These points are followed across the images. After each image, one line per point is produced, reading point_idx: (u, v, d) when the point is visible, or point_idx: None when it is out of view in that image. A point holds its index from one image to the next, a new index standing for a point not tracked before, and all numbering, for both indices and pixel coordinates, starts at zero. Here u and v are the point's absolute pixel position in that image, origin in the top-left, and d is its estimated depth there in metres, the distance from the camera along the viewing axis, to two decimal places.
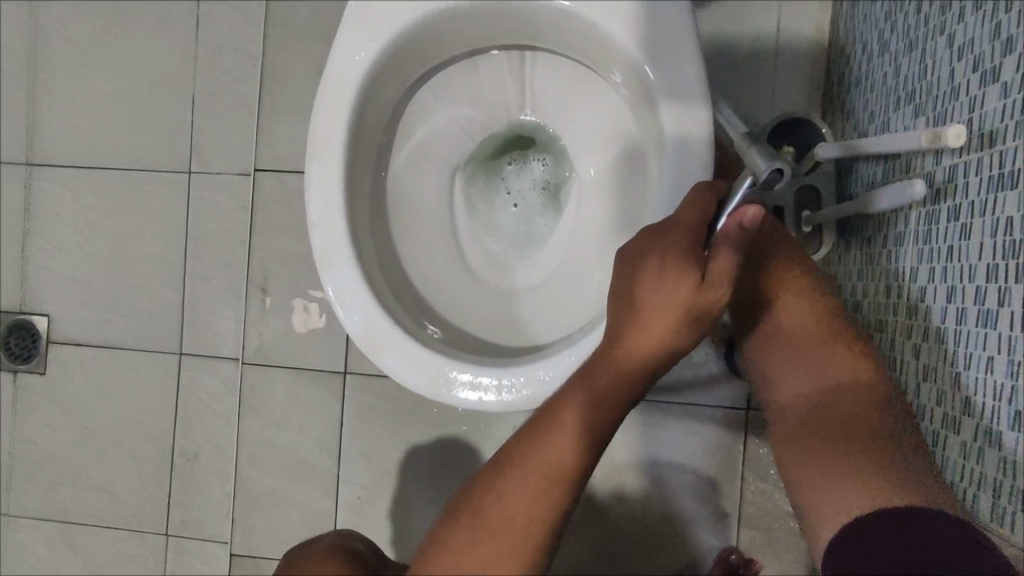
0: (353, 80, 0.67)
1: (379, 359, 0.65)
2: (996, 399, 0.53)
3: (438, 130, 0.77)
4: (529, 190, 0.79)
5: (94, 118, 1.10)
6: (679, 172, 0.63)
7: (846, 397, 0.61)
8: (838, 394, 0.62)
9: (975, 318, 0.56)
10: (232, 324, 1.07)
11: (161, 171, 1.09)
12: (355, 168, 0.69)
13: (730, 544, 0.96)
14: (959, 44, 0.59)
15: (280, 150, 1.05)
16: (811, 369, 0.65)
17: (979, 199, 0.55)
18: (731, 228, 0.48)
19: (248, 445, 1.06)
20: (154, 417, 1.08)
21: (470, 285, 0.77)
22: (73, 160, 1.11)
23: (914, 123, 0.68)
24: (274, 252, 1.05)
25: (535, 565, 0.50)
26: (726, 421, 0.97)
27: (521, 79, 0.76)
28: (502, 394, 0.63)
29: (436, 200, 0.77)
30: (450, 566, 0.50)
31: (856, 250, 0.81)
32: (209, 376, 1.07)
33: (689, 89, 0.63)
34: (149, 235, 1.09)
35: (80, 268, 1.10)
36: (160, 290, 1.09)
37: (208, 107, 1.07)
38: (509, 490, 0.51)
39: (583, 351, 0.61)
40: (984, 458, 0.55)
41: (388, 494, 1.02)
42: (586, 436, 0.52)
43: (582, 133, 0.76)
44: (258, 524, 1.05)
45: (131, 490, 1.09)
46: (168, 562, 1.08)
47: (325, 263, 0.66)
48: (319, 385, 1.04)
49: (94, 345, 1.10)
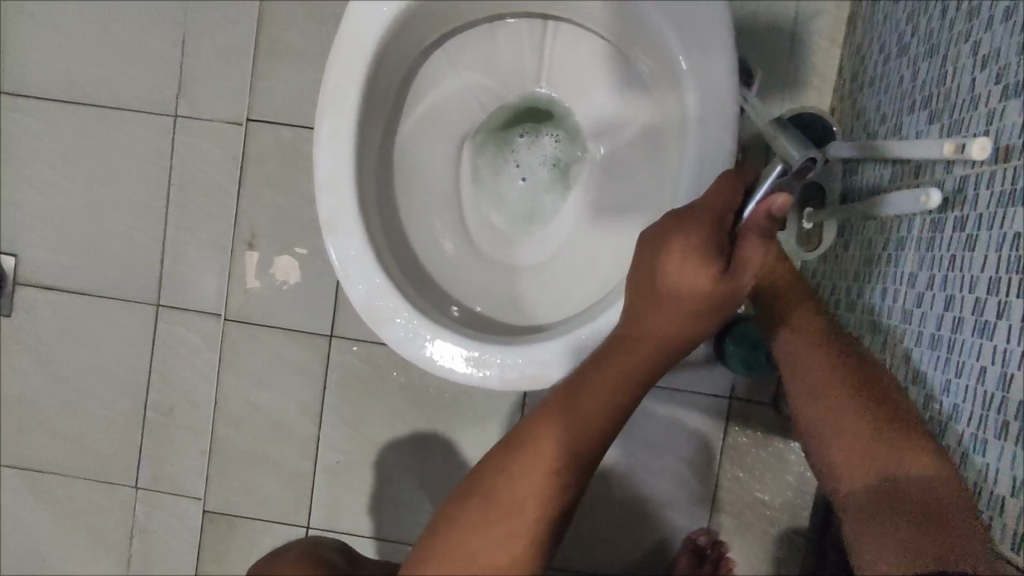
0: (370, 36, 0.63)
1: (379, 329, 0.64)
2: (985, 408, 0.54)
3: (452, 96, 0.74)
4: (539, 165, 0.77)
5: (72, 48, 1.03)
6: (704, 156, 0.62)
7: (893, 450, 0.55)
8: (886, 455, 0.55)
9: (970, 328, 0.57)
10: (214, 279, 1.03)
11: (145, 111, 1.03)
12: (365, 130, 0.66)
13: (702, 525, 0.99)
14: (982, 55, 0.59)
15: (274, 100, 1.01)
16: (845, 415, 0.57)
17: (987, 212, 0.55)
18: (759, 218, 0.47)
19: (225, 402, 1.04)
20: (128, 369, 1.05)
21: (472, 258, 0.75)
22: (49, 91, 1.04)
23: (927, 130, 0.69)
24: (263, 206, 1.01)
25: (546, 539, 0.53)
26: (709, 407, 0.99)
27: (541, 49, 0.74)
28: (506, 371, 0.62)
29: (443, 168, 0.75)
30: (463, 544, 0.52)
31: (855, 251, 0.82)
32: (188, 331, 1.04)
33: (719, 77, 0.61)
34: (129, 177, 1.04)
35: (55, 208, 1.05)
36: (139, 239, 1.04)
37: (200, 48, 1.01)
38: (522, 472, 0.53)
39: (592, 335, 0.61)
40: (965, 464, 0.56)
41: (368, 460, 1.02)
42: (597, 421, 0.53)
43: (596, 110, 0.74)
44: (232, 483, 1.04)
45: (101, 441, 1.06)
46: (136, 514, 1.06)
47: (331, 228, 0.64)
48: (303, 346, 1.02)
49: (65, 289, 1.05)
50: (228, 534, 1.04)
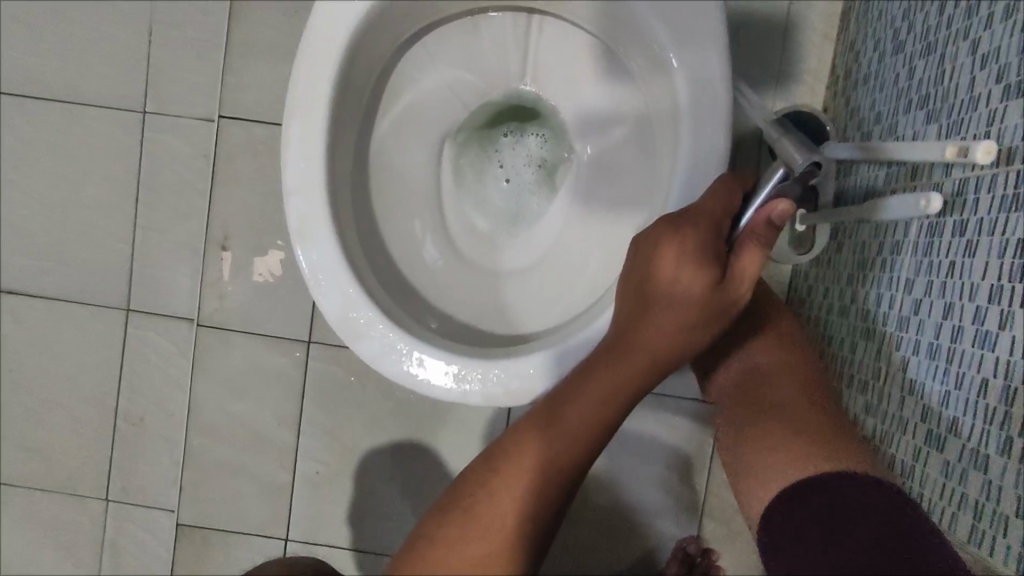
0: (344, 29, 0.59)
1: (354, 342, 0.60)
2: (987, 422, 0.52)
3: (431, 94, 0.71)
4: (524, 167, 0.74)
5: (33, 40, 0.98)
6: (696, 158, 0.59)
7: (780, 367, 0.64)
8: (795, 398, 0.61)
9: (971, 337, 0.55)
10: (187, 283, 0.99)
11: (111, 107, 0.98)
12: (339, 130, 0.63)
13: (691, 533, 0.97)
14: (982, 52, 0.57)
15: (248, 96, 0.96)
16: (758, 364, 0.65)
17: (989, 217, 0.53)
18: (758, 224, 0.47)
19: (199, 410, 0.99)
20: (95, 376, 1.00)
21: (453, 264, 0.72)
22: (8, 84, 0.98)
23: (924, 129, 0.66)
24: (238, 207, 0.97)
25: (525, 560, 0.49)
26: (698, 414, 0.96)
27: (526, 45, 0.71)
28: (489, 386, 0.59)
29: (423, 169, 0.72)
30: (439, 562, 0.49)
31: (848, 254, 0.79)
32: (159, 337, 1.00)
33: (711, 75, 0.58)
34: (94, 177, 0.99)
35: (16, 208, 1.00)
36: (106, 240, 0.99)
37: (169, 41, 0.97)
38: (500, 489, 0.50)
39: (579, 348, 0.58)
40: (966, 479, 0.54)
41: (348, 470, 0.99)
42: (584, 434, 0.50)
43: (584, 109, 0.71)
44: (207, 495, 1.00)
45: (67, 452, 1.01)
46: (107, 528, 1.02)
47: (301, 236, 0.60)
48: (280, 352, 0.98)
49: (28, 294, 1.00)
50: (203, 548, 1.01)
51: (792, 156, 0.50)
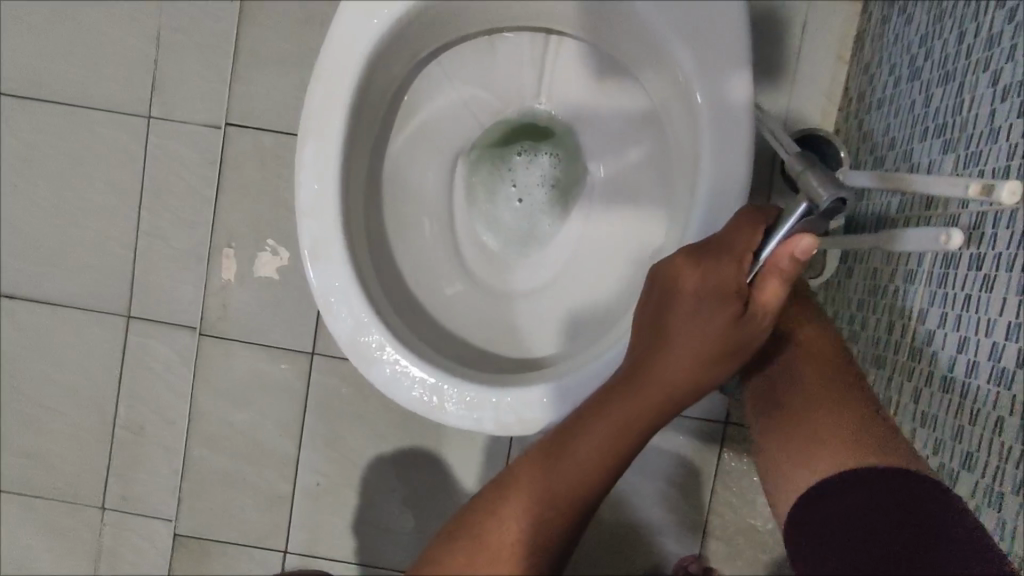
0: (360, 46, 0.58)
1: (366, 367, 0.60)
2: (1002, 461, 0.51)
3: (444, 111, 0.70)
4: (538, 187, 0.72)
5: (36, 41, 0.96)
6: (717, 189, 0.58)
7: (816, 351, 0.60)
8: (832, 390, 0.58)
9: (986, 372, 0.54)
10: (190, 291, 0.98)
11: (116, 111, 0.97)
12: (354, 149, 0.62)
13: (693, 551, 0.97)
14: (1003, 85, 0.56)
15: (256, 103, 0.95)
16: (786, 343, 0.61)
17: (1007, 253, 0.52)
18: (782, 259, 0.46)
19: (199, 419, 0.98)
20: (95, 383, 0.99)
21: (463, 283, 0.71)
22: (11, 86, 0.97)
23: (940, 159, 0.66)
24: (242, 215, 0.96)
25: None
26: (703, 433, 0.96)
27: (542, 64, 0.70)
28: (502, 415, 0.58)
29: (436, 186, 0.71)
30: None
31: (859, 279, 0.79)
32: (161, 345, 0.98)
33: (733, 102, 0.58)
34: (97, 181, 0.98)
35: (17, 212, 0.99)
36: (108, 246, 0.98)
37: (176, 46, 0.96)
38: (510, 515, 0.49)
39: (594, 378, 0.57)
40: (979, 516, 0.54)
41: (349, 482, 0.98)
42: (599, 463, 0.49)
43: (600, 131, 0.71)
44: (206, 505, 0.99)
45: (65, 460, 1.00)
46: (104, 536, 1.01)
47: (314, 256, 0.59)
48: (282, 363, 0.97)
49: (27, 298, 0.99)
50: (201, 558, 1.00)
51: (812, 187, 0.46)
